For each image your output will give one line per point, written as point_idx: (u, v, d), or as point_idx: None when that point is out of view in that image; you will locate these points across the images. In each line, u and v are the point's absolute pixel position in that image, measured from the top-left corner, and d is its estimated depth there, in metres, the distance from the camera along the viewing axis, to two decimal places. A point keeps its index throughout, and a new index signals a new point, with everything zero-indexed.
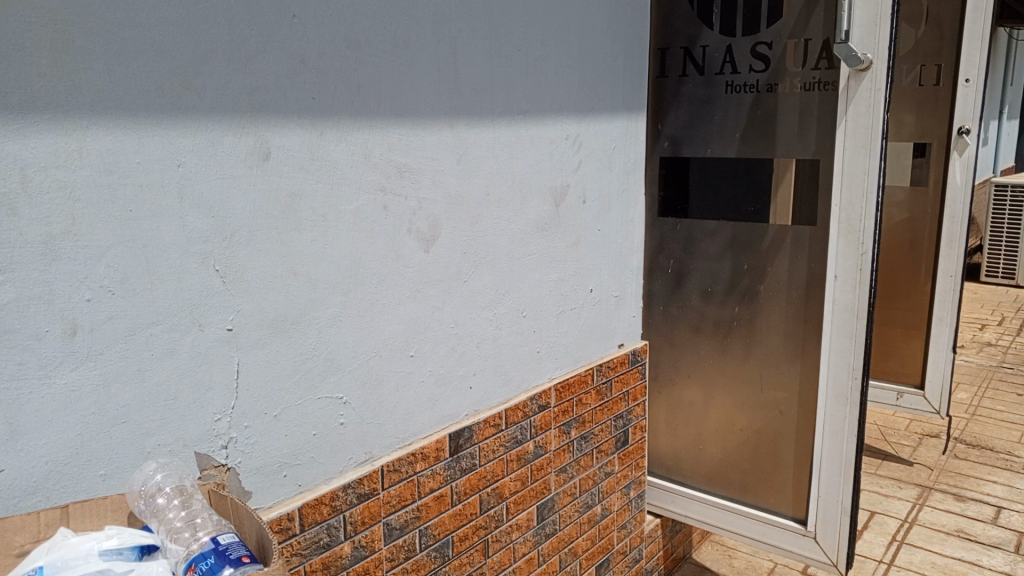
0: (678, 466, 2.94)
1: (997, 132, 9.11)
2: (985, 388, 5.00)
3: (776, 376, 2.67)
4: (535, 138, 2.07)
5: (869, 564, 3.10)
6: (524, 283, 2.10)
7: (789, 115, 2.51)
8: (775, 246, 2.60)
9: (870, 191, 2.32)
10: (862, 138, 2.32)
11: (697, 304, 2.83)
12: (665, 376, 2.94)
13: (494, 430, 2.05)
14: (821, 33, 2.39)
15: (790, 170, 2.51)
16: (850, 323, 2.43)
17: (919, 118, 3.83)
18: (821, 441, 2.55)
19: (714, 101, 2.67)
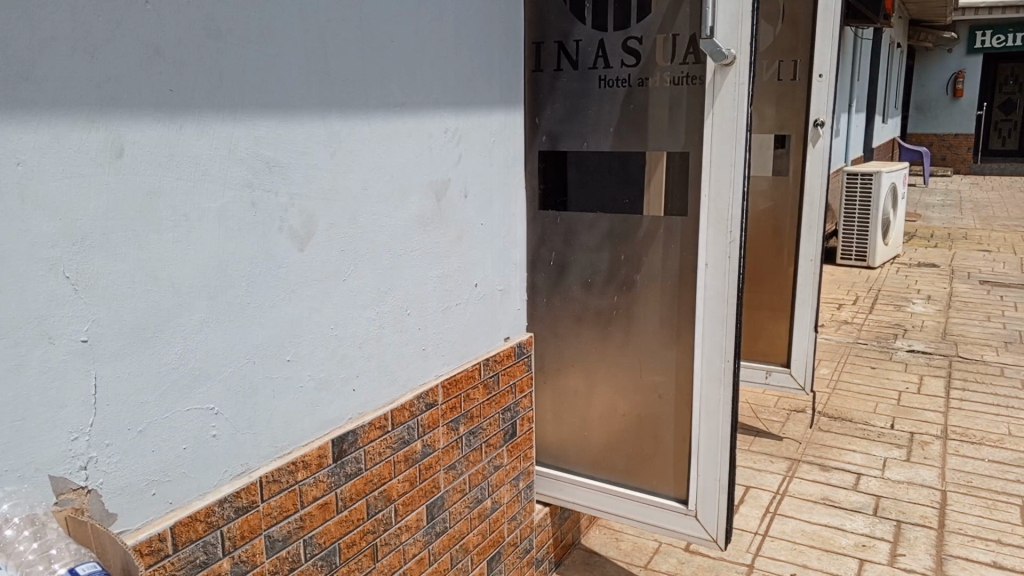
0: (565, 454, 2.98)
1: (847, 124, 9.78)
2: (843, 363, 5.36)
3: (655, 361, 2.75)
4: (413, 132, 2.03)
5: (746, 536, 3.26)
6: (407, 279, 2.06)
7: (659, 108, 2.59)
8: (650, 236, 2.68)
9: (736, 181, 2.41)
10: (728, 129, 2.40)
11: (578, 295, 2.88)
12: (550, 366, 2.97)
13: (380, 432, 2.00)
14: (687, 29, 2.48)
15: (662, 162, 2.59)
16: (721, 308, 2.52)
17: (779, 111, 4.05)
18: (698, 422, 2.63)
19: (589, 96, 2.72)
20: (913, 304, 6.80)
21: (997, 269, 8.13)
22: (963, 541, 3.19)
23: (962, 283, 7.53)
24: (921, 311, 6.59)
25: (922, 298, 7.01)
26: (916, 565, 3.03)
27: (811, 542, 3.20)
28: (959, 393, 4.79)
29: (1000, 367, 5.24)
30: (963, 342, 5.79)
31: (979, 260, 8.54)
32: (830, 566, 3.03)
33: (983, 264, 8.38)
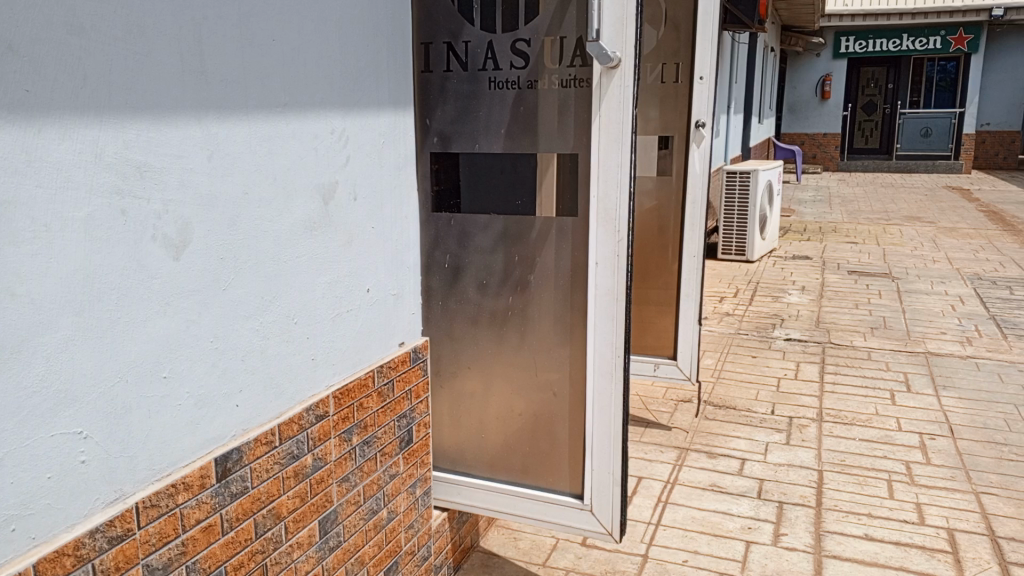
0: (461, 458, 2.95)
1: (726, 124, 10.25)
2: (726, 354, 5.59)
3: (549, 360, 2.78)
4: (297, 134, 1.96)
5: (640, 526, 3.34)
6: (293, 288, 1.99)
7: (549, 110, 2.62)
8: (542, 238, 2.71)
9: (623, 182, 2.47)
10: (614, 132, 2.45)
11: (473, 297, 2.85)
12: (446, 370, 2.93)
13: (267, 447, 1.93)
14: (574, 33, 2.54)
15: (554, 164, 2.63)
16: (611, 307, 2.57)
17: (663, 113, 4.19)
18: (592, 418, 2.67)
19: (479, 97, 2.71)
20: (790, 295, 7.17)
21: (862, 259, 8.70)
22: (839, 517, 3.39)
23: (832, 274, 8.01)
24: (796, 301, 6.96)
25: (796, 289, 7.41)
26: (797, 544, 3.18)
27: (701, 528, 3.31)
28: (831, 378, 5.09)
29: (867, 351, 5.60)
30: (834, 329, 6.16)
31: (847, 252, 9.12)
32: (718, 551, 3.15)
33: (850, 255, 8.94)
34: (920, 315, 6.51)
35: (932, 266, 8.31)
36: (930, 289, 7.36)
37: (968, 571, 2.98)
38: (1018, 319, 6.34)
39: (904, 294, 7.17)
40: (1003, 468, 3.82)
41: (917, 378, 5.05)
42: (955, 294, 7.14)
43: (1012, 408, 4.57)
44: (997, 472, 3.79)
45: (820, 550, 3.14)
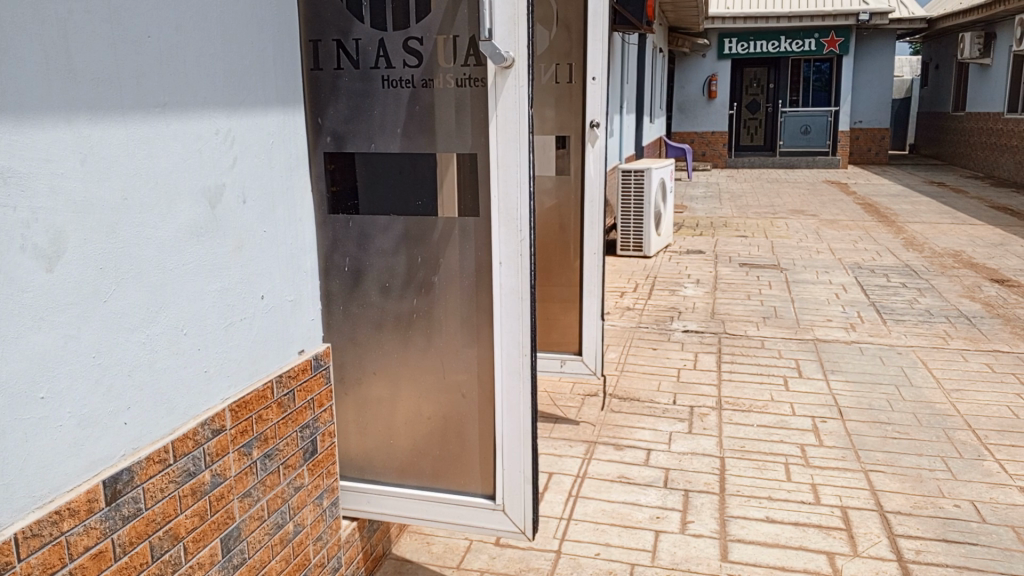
0: (370, 465, 2.88)
1: (620, 124, 10.50)
2: (629, 347, 5.70)
3: (457, 361, 2.75)
4: (179, 135, 1.86)
5: (552, 522, 3.36)
6: (182, 296, 1.89)
7: (446, 109, 2.60)
8: (444, 238, 2.68)
9: (522, 180, 2.48)
10: (512, 131, 2.46)
11: (376, 300, 2.79)
12: (350, 377, 2.86)
13: (160, 466, 1.83)
14: (467, 31, 2.53)
15: (452, 163, 2.61)
16: (516, 304, 2.57)
17: (558, 113, 4.25)
18: (502, 417, 2.67)
19: (373, 96, 2.66)
20: (686, 289, 7.40)
21: (752, 252, 9.08)
22: (741, 502, 3.51)
23: (725, 267, 8.32)
24: (692, 294, 7.19)
25: (692, 282, 7.66)
26: (703, 530, 3.28)
27: (611, 520, 3.36)
28: (728, 367, 5.27)
29: (760, 340, 5.84)
30: (729, 319, 6.39)
31: (737, 245, 9.49)
32: (629, 542, 3.20)
33: (741, 248, 9.32)
34: (807, 303, 6.84)
35: (816, 256, 8.76)
36: (815, 279, 7.75)
37: (860, 545, 3.15)
38: (894, 305, 6.76)
39: (792, 284, 7.53)
40: (888, 446, 4.05)
41: (807, 364, 5.30)
42: (837, 283, 7.54)
43: (893, 388, 4.86)
44: (882, 449, 4.02)
45: (725, 535, 3.24)
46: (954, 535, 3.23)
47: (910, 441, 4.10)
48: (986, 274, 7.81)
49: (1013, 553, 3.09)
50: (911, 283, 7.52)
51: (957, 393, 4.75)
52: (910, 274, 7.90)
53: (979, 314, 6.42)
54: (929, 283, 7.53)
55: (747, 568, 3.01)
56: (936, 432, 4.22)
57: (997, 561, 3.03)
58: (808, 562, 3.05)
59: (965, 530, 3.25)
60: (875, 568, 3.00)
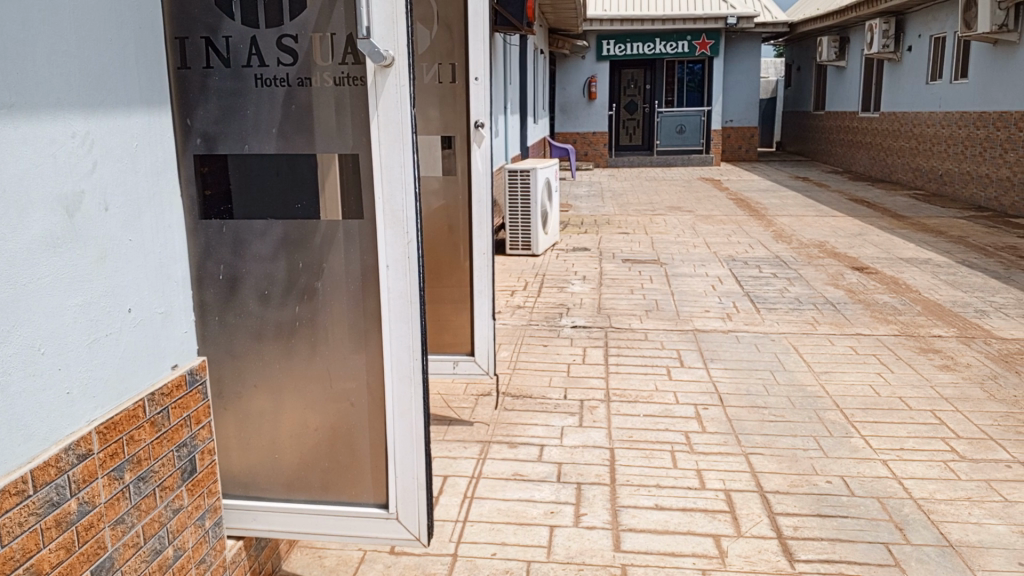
0: (254, 482, 2.76)
1: (504, 124, 10.56)
2: (519, 345, 5.74)
3: (344, 369, 2.68)
4: (29, 139, 1.72)
5: (448, 525, 3.32)
6: (37, 313, 1.74)
7: (325, 109, 2.53)
8: (327, 242, 2.60)
9: (407, 182, 2.43)
10: (394, 131, 2.41)
11: (255, 309, 2.67)
12: (230, 391, 2.72)
13: (18, 498, 1.68)
14: (344, 29, 2.46)
15: (334, 165, 2.54)
16: (405, 308, 2.52)
17: (443, 113, 4.24)
18: (392, 424, 2.61)
19: (245, 95, 2.55)
20: (573, 285, 7.53)
21: (635, 248, 9.34)
22: (631, 491, 3.59)
23: (610, 263, 8.52)
24: (579, 291, 7.32)
25: (579, 279, 7.79)
26: (596, 522, 3.33)
27: (507, 519, 3.37)
28: (615, 360, 5.40)
29: (644, 332, 6.02)
30: (614, 314, 6.55)
31: (620, 242, 9.74)
32: (524, 539, 3.21)
33: (624, 244, 9.58)
34: (687, 295, 7.11)
35: (694, 250, 9.12)
36: (693, 271, 8.07)
37: (743, 526, 3.28)
38: (767, 294, 7.13)
39: (672, 278, 7.80)
40: (765, 429, 4.26)
41: (689, 354, 5.51)
42: (714, 276, 7.88)
43: (768, 373, 5.12)
44: (761, 433, 4.22)
45: (617, 525, 3.31)
46: (827, 509, 3.42)
47: (785, 423, 4.33)
48: (847, 263, 8.35)
49: (879, 522, 3.31)
50: (781, 273, 7.95)
51: (825, 376, 5.06)
52: (780, 264, 8.35)
53: (842, 300, 6.87)
54: (797, 272, 7.98)
55: (640, 556, 3.09)
56: (809, 413, 4.47)
57: (865, 531, 3.24)
58: (696, 546, 3.15)
59: (837, 504, 3.46)
60: (758, 546, 3.14)
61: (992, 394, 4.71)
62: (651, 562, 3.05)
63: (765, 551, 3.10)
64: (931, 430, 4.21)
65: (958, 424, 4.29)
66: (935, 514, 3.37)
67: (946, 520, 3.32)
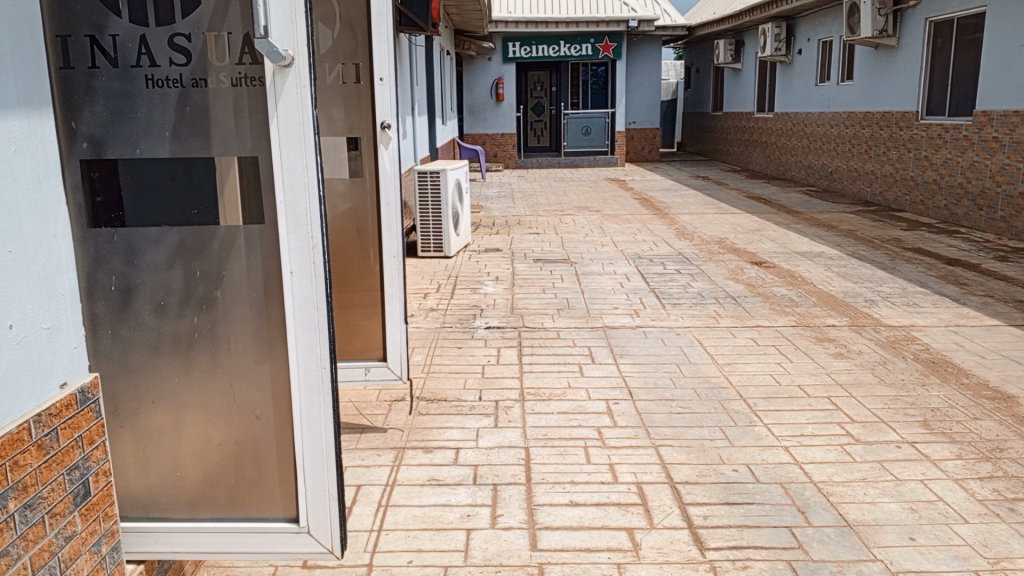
0: (155, 502, 2.63)
1: (411, 125, 10.48)
2: (432, 348, 5.70)
3: (248, 380, 2.59)
4: None
5: (362, 535, 3.26)
6: None
7: (222, 110, 2.44)
8: (227, 249, 2.51)
9: (311, 186, 2.37)
10: (296, 134, 2.35)
11: (151, 320, 2.55)
12: (125, 408, 2.59)
13: None
14: (241, 28, 2.38)
15: (234, 169, 2.45)
16: (311, 316, 2.46)
17: (347, 114, 4.18)
18: (301, 435, 2.54)
19: (135, 97, 2.43)
20: (486, 286, 7.53)
21: (545, 248, 9.44)
22: (546, 489, 3.62)
23: (521, 263, 8.57)
24: (492, 291, 7.34)
25: (491, 279, 7.81)
26: (512, 522, 3.34)
27: (423, 525, 3.33)
28: (528, 359, 5.43)
29: (556, 331, 6.08)
30: (527, 313, 6.59)
31: (531, 242, 9.82)
32: (441, 544, 3.19)
33: (534, 244, 9.67)
34: (597, 293, 7.23)
35: (602, 249, 9.29)
36: (602, 270, 8.21)
37: (656, 518, 3.36)
38: (672, 290, 7.33)
39: (582, 276, 7.91)
40: (673, 421, 4.37)
41: (600, 350, 5.60)
42: (622, 273, 8.04)
43: (675, 366, 5.26)
44: (670, 425, 4.32)
45: (533, 524, 3.32)
46: (734, 497, 3.54)
47: (692, 415, 4.46)
48: (747, 258, 8.68)
49: (783, 506, 3.45)
50: (685, 269, 8.19)
51: (729, 367, 5.24)
52: (684, 260, 8.60)
53: (743, 294, 7.14)
54: (700, 268, 8.24)
55: (557, 553, 3.11)
56: (714, 404, 4.61)
57: (770, 516, 3.37)
58: (610, 540, 3.20)
59: (743, 492, 3.58)
60: (670, 537, 3.22)
61: (882, 379, 4.98)
62: (567, 560, 3.07)
63: (677, 542, 3.18)
64: (828, 416, 4.42)
65: (852, 408, 4.51)
66: (834, 496, 3.54)
67: (844, 501, 3.49)
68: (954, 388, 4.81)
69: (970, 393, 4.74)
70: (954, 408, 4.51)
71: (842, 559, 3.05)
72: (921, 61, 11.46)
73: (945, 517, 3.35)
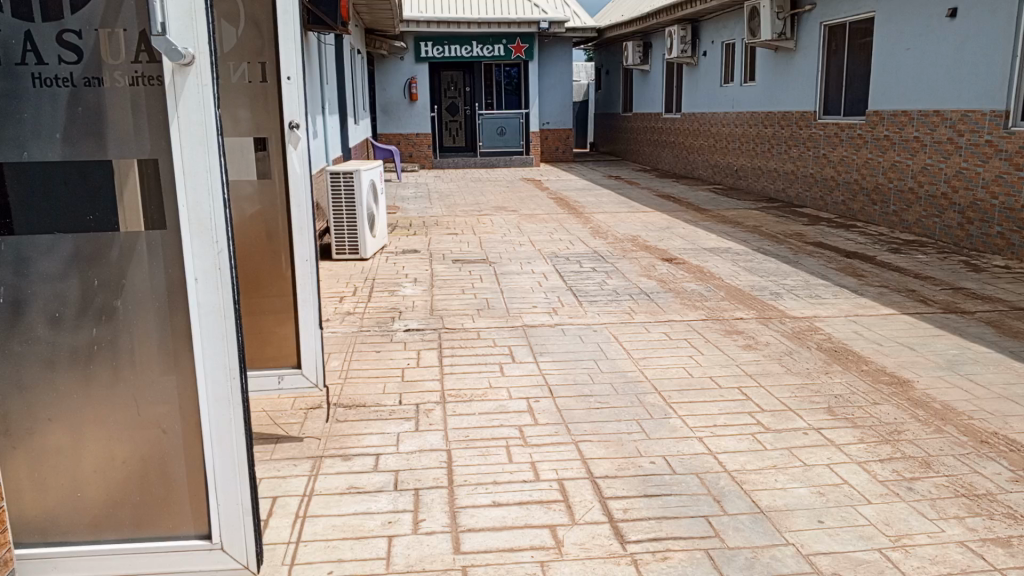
0: (54, 525, 2.49)
1: (322, 125, 10.28)
2: (350, 353, 5.60)
3: (153, 394, 2.47)
4: None
5: (280, 548, 3.17)
6: None
7: (117, 110, 2.31)
8: (126, 256, 2.38)
9: (215, 189, 2.30)
10: (198, 135, 2.27)
11: (44, 334, 2.40)
12: (18, 428, 2.43)
13: None
14: (136, 24, 2.27)
15: (134, 172, 2.34)
16: (218, 324, 2.38)
17: (253, 114, 4.06)
18: (210, 449, 2.46)
19: (21, 97, 2.28)
20: (404, 288, 7.45)
21: (463, 248, 9.41)
22: (469, 491, 3.61)
23: (439, 264, 8.52)
24: (410, 293, 7.26)
25: (410, 281, 7.73)
26: (435, 526, 3.31)
27: (344, 534, 3.26)
28: (448, 361, 5.40)
29: (476, 331, 6.07)
30: (446, 315, 6.56)
31: (449, 242, 9.79)
32: (362, 553, 3.13)
33: (452, 245, 9.63)
34: (516, 293, 7.25)
35: (520, 248, 9.33)
36: (521, 269, 8.24)
37: (577, 514, 3.39)
38: (588, 288, 7.43)
39: (501, 276, 7.92)
40: (592, 416, 4.43)
41: (520, 349, 5.62)
42: (540, 272, 8.10)
43: (593, 363, 5.33)
44: (589, 420, 4.38)
45: (456, 527, 3.31)
46: (653, 489, 3.61)
47: (610, 409, 4.53)
48: (659, 254, 8.89)
49: (699, 496, 3.54)
50: (601, 267, 8.32)
51: (645, 361, 5.35)
52: (599, 258, 8.73)
53: (656, 290, 7.30)
54: (615, 266, 8.38)
55: (480, 556, 3.10)
56: (631, 398, 4.70)
57: (687, 506, 3.45)
58: (533, 539, 3.21)
59: (660, 483, 3.66)
60: (591, 532, 3.25)
61: (788, 368, 5.18)
62: (491, 561, 3.06)
63: (598, 536, 3.21)
64: (739, 405, 4.57)
65: (762, 398, 4.68)
66: (747, 484, 3.65)
67: (756, 489, 3.61)
68: (855, 374, 5.06)
69: (870, 378, 4.99)
70: (855, 394, 4.74)
71: (756, 545, 3.15)
72: (818, 61, 11.99)
73: (851, 499, 3.51)
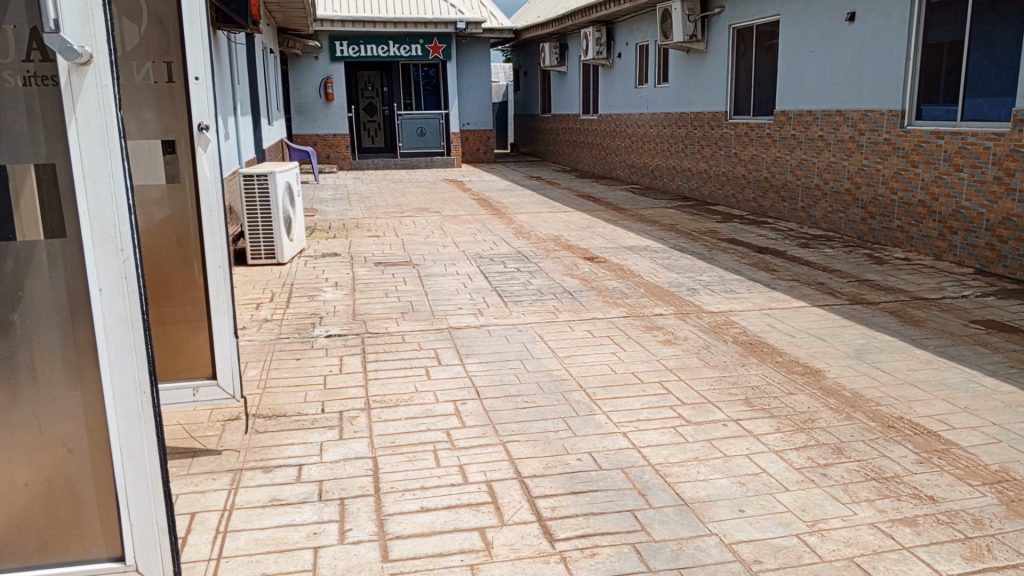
0: None
1: (234, 126, 9.99)
2: (269, 361, 5.44)
3: (55, 412, 2.34)
4: None
5: (200, 565, 3.05)
6: None
7: (8, 112, 2.17)
8: (22, 266, 2.24)
9: (118, 194, 2.20)
10: (98, 138, 2.16)
11: None
12: None
13: None
14: (26, 20, 2.14)
15: (29, 178, 2.20)
16: (126, 336, 2.27)
17: (159, 116, 3.90)
18: (120, 467, 2.34)
19: None
20: (324, 293, 7.31)
21: (385, 251, 9.29)
22: (396, 498, 3.56)
23: (361, 267, 8.38)
24: (331, 298, 7.13)
25: (330, 286, 7.58)
26: (362, 535, 3.25)
27: (266, 548, 3.17)
28: (371, 366, 5.32)
29: (400, 335, 6.00)
30: (369, 319, 6.46)
31: (370, 245, 9.65)
32: (286, 566, 3.05)
33: (374, 247, 9.50)
34: (439, 295, 7.20)
35: (442, 250, 9.28)
36: (444, 271, 8.19)
37: (506, 514, 3.39)
38: (512, 288, 7.44)
39: (424, 278, 7.86)
40: (519, 416, 4.44)
41: (445, 352, 5.58)
42: (464, 273, 8.08)
43: (518, 362, 5.35)
44: (515, 420, 4.39)
45: (384, 535, 3.25)
46: (580, 486, 3.64)
47: (536, 409, 4.55)
48: (580, 253, 8.99)
49: (625, 491, 3.59)
50: (524, 267, 8.35)
51: (569, 359, 5.40)
52: (522, 258, 8.77)
53: (578, 289, 7.38)
54: (538, 265, 8.43)
55: (409, 562, 3.06)
56: (556, 396, 4.74)
57: (614, 502, 3.49)
58: (462, 542, 3.19)
59: (587, 480, 3.70)
60: (521, 532, 3.26)
61: (706, 362, 5.32)
62: (420, 567, 3.03)
63: (527, 536, 3.22)
64: (661, 400, 4.66)
65: (682, 392, 4.78)
66: (670, 477, 3.73)
67: (680, 481, 3.68)
68: (770, 366, 5.23)
69: (784, 369, 5.17)
70: (771, 385, 4.90)
71: (681, 537, 3.22)
72: (727, 63, 12.35)
73: (769, 487, 3.62)
